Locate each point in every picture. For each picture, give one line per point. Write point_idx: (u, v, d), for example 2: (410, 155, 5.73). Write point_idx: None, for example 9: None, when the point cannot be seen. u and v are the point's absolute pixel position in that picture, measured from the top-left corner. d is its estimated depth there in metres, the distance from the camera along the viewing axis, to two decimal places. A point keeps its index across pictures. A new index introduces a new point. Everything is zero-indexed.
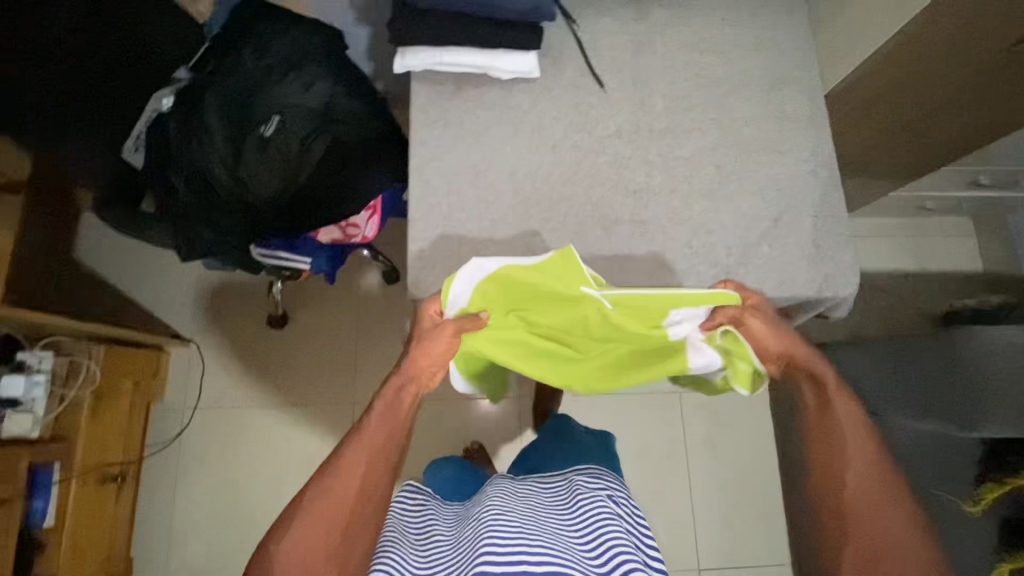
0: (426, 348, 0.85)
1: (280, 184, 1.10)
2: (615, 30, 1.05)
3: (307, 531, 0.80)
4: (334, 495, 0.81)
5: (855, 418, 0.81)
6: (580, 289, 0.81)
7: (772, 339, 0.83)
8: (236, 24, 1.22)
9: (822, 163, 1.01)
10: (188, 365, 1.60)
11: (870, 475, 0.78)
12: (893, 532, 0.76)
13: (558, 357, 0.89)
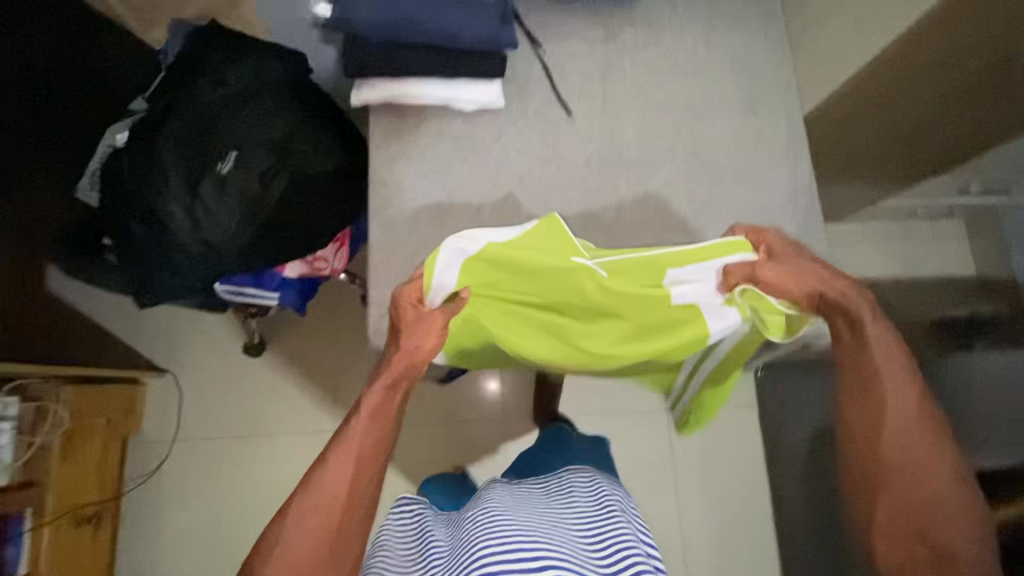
0: (413, 343, 0.83)
1: (241, 224, 1.07)
2: (584, 53, 1.00)
3: (297, 537, 0.76)
4: (324, 497, 0.78)
5: (894, 353, 0.77)
6: (570, 259, 0.82)
7: (792, 283, 0.78)
8: (190, 50, 1.16)
9: (800, 190, 0.97)
10: (165, 397, 1.56)
11: (904, 413, 0.76)
12: (935, 474, 0.74)
13: (557, 331, 0.86)
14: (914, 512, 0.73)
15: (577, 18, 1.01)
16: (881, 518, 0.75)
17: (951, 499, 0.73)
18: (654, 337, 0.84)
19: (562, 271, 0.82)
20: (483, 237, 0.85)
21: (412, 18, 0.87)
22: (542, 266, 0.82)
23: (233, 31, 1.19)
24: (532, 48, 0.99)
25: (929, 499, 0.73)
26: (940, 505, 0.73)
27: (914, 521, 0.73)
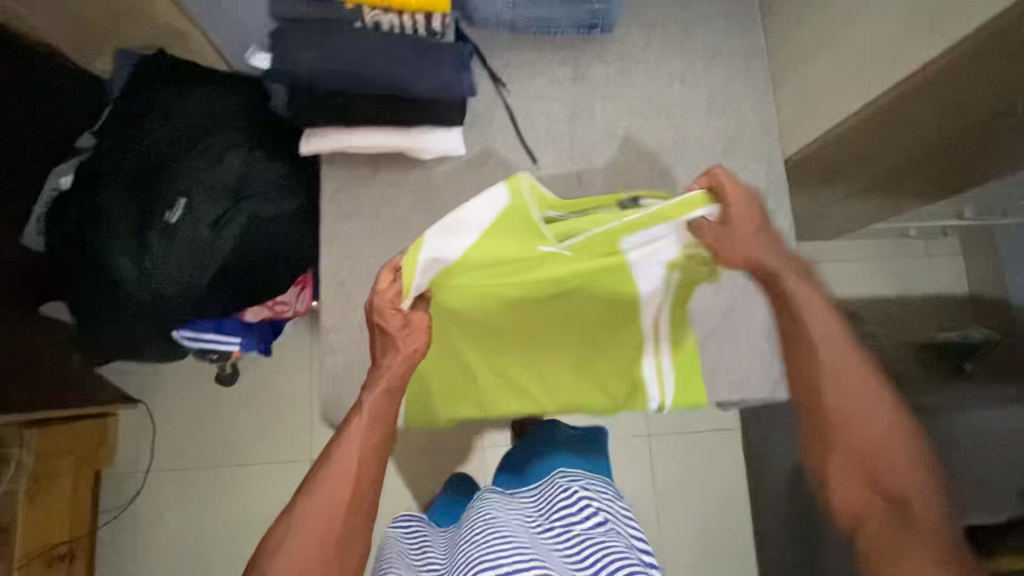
0: (405, 347, 0.71)
1: (189, 274, 1.00)
2: (550, 94, 0.94)
3: (300, 538, 0.64)
4: (331, 494, 0.66)
5: (821, 303, 0.66)
6: (538, 249, 0.71)
7: (743, 247, 0.65)
8: (136, 84, 1.09)
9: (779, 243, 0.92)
10: (138, 427, 1.53)
11: (842, 365, 0.64)
12: (884, 427, 0.62)
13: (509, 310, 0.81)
14: (870, 474, 0.61)
15: (543, 55, 0.94)
16: (836, 485, 0.63)
17: (908, 455, 0.61)
18: (600, 327, 0.84)
19: (518, 261, 0.73)
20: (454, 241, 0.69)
21: (358, 71, 0.81)
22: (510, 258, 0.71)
23: (182, 64, 1.12)
24: (495, 90, 0.93)
25: (881, 453, 0.61)
26: (895, 463, 0.61)
27: (870, 485, 0.61)
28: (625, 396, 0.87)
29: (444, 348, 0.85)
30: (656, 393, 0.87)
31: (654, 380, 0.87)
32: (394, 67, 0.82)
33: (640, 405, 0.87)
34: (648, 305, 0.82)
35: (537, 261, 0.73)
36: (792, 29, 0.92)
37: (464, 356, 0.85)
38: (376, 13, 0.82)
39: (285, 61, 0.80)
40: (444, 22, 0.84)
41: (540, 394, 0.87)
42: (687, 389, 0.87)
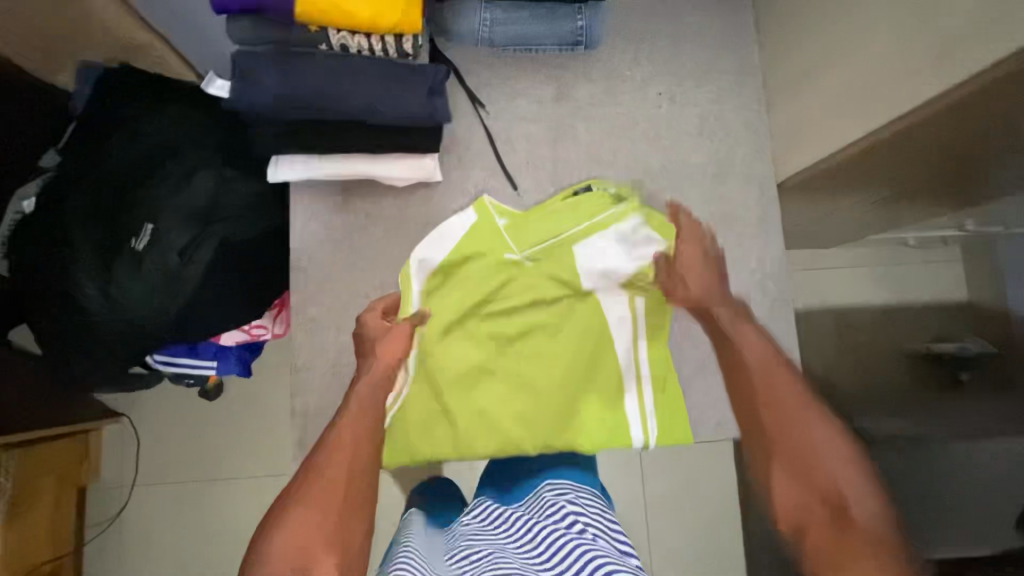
0: (386, 349, 0.79)
1: (158, 304, 0.97)
2: (532, 115, 0.90)
3: (302, 518, 0.65)
4: (330, 475, 0.69)
5: (752, 333, 0.79)
6: (504, 255, 0.84)
7: (692, 275, 0.82)
8: (102, 100, 1.04)
9: (770, 274, 0.89)
10: (123, 442, 1.51)
11: (775, 383, 0.75)
12: (820, 438, 0.70)
13: (486, 338, 0.84)
14: (814, 488, 0.67)
15: (526, 74, 0.90)
16: (780, 495, 0.70)
17: (847, 469, 0.68)
18: (574, 346, 0.84)
19: (493, 278, 0.84)
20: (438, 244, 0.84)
21: (322, 99, 0.76)
22: (488, 268, 0.84)
23: (145, 78, 1.06)
24: (473, 111, 0.89)
25: (819, 465, 0.68)
26: (833, 476, 0.67)
27: (814, 497, 0.67)
28: (610, 432, 0.84)
29: (429, 387, 0.83)
30: (639, 430, 0.84)
31: (637, 412, 0.84)
32: (362, 95, 0.77)
33: (622, 443, 0.84)
34: (618, 322, 0.85)
35: (510, 277, 0.84)
36: (786, 46, 0.88)
37: (444, 394, 0.83)
38: (342, 35, 0.76)
39: (244, 89, 0.75)
40: (415, 43, 0.79)
41: (518, 432, 0.82)
42: (671, 426, 0.84)
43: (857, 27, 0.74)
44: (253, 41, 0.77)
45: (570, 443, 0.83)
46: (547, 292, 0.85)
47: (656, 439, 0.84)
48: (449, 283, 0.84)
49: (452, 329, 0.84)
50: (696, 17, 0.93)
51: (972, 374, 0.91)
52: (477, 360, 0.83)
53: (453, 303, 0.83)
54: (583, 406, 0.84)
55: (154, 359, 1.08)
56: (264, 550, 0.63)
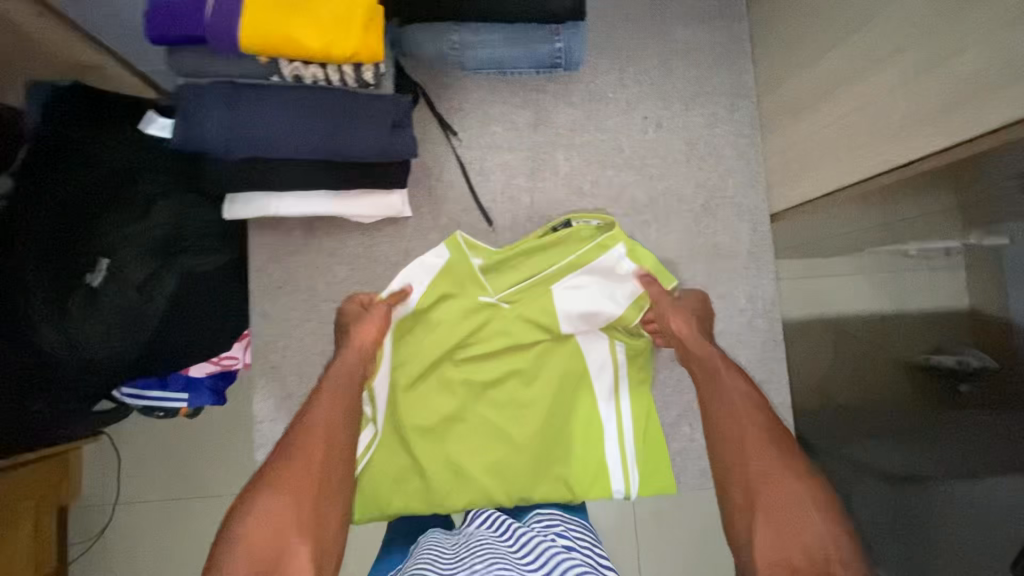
0: (361, 329, 0.76)
1: (119, 345, 0.92)
2: (507, 142, 0.85)
3: (274, 507, 0.59)
4: (305, 458, 0.64)
5: (733, 375, 0.72)
6: (478, 298, 0.80)
7: (693, 343, 0.76)
8: (45, 121, 0.95)
9: (760, 312, 0.94)
10: (103, 460, 1.48)
11: (758, 429, 0.67)
12: (794, 490, 0.61)
13: (455, 384, 0.79)
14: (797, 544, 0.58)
15: (504, 98, 0.85)
16: (760, 549, 0.59)
17: (821, 520, 0.59)
18: (551, 387, 0.80)
19: (466, 323, 0.80)
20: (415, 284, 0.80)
21: (277, 139, 0.71)
22: (462, 311, 0.80)
23: (90, 98, 0.98)
24: (444, 139, 0.84)
25: (800, 516, 0.60)
26: (815, 529, 0.58)
27: (798, 550, 0.57)
28: (591, 483, 0.79)
29: (397, 438, 0.78)
30: (620, 481, 0.80)
31: (618, 462, 0.80)
32: (319, 133, 0.72)
33: (602, 494, 0.80)
34: (595, 368, 0.82)
35: (483, 322, 0.80)
36: (784, 66, 0.84)
37: (411, 448, 0.77)
38: (295, 66, 0.69)
39: (190, 130, 0.70)
40: (377, 71, 0.72)
41: (490, 483, 0.77)
42: (652, 476, 0.81)
43: (857, 52, 0.70)
44: (200, 75, 0.71)
45: (548, 495, 0.78)
46: (523, 333, 0.80)
47: (638, 489, 0.81)
48: (424, 328, 0.80)
49: (424, 376, 0.79)
50: (688, 33, 0.88)
51: (971, 387, 0.61)
52: (448, 411, 0.78)
53: (427, 349, 0.79)
54: (561, 452, 0.79)
55: (121, 392, 1.05)
56: (232, 538, 0.58)
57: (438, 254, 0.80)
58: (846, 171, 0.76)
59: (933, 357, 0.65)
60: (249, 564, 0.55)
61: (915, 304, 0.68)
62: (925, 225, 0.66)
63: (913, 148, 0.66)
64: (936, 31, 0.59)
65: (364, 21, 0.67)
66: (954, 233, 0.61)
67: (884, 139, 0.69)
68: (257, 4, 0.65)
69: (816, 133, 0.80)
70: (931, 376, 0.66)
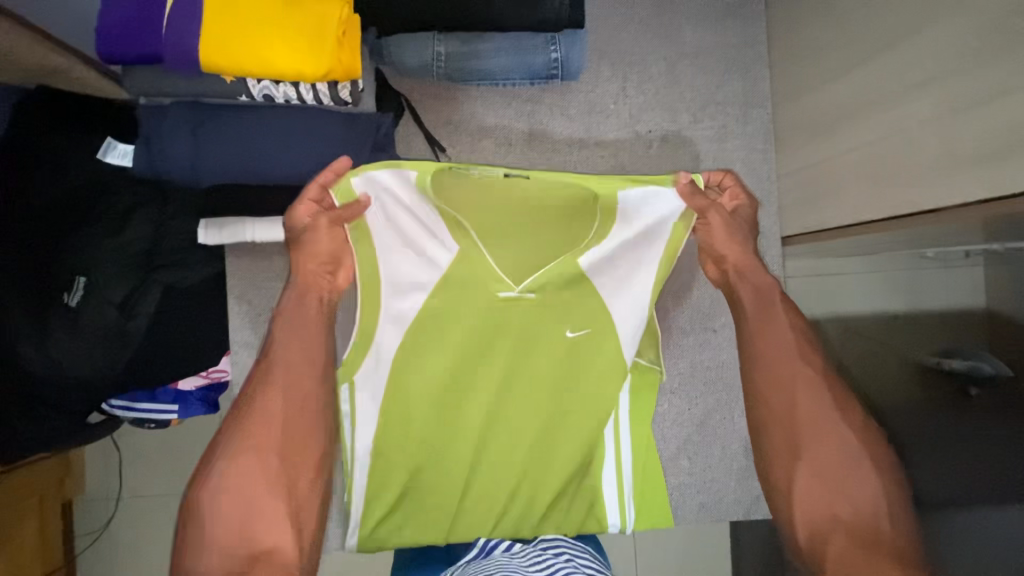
0: (310, 249, 0.68)
1: (100, 363, 0.88)
2: (500, 159, 0.81)
3: (241, 466, 0.62)
4: (271, 410, 0.65)
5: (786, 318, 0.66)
6: (498, 294, 0.71)
7: (724, 243, 0.69)
8: (15, 128, 0.90)
9: None
10: (105, 457, 1.49)
11: (787, 378, 0.62)
12: (841, 441, 0.58)
13: (479, 382, 0.73)
14: (830, 497, 0.56)
15: (498, 111, 0.80)
16: (802, 496, 0.57)
17: (876, 482, 0.57)
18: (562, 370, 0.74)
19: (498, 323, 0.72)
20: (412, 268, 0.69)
21: (242, 165, 0.67)
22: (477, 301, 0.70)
23: (53, 104, 0.91)
24: (432, 154, 0.79)
25: (849, 468, 0.57)
26: (862, 489, 0.56)
27: (844, 503, 0.56)
28: (579, 517, 0.79)
29: (391, 470, 0.74)
30: (616, 514, 0.79)
31: (615, 496, 0.78)
32: (289, 155, 0.67)
33: (597, 525, 0.79)
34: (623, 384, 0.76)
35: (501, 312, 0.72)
36: (803, 76, 0.79)
37: (405, 475, 0.74)
38: (264, 84, 0.64)
39: (153, 155, 0.66)
40: (355, 89, 0.66)
41: (484, 510, 0.76)
42: (649, 507, 0.80)
43: (879, 71, 0.66)
44: (159, 94, 0.66)
45: (560, 510, 0.78)
46: (542, 324, 0.72)
47: (634, 521, 0.79)
48: (438, 342, 0.71)
49: (429, 394, 0.72)
50: (699, 38, 0.84)
51: (981, 391, 0.67)
52: (447, 436, 0.73)
53: (433, 367, 0.72)
54: (572, 473, 0.76)
55: (110, 405, 1.02)
56: (210, 491, 0.60)
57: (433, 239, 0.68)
58: (864, 197, 0.71)
59: (943, 359, 0.72)
60: (227, 527, 0.59)
61: None
62: None
63: (936, 189, 0.61)
64: (971, 56, 0.55)
65: (338, 37, 0.61)
66: None
67: (908, 169, 0.64)
68: (219, 17, 0.59)
69: (831, 151, 0.76)
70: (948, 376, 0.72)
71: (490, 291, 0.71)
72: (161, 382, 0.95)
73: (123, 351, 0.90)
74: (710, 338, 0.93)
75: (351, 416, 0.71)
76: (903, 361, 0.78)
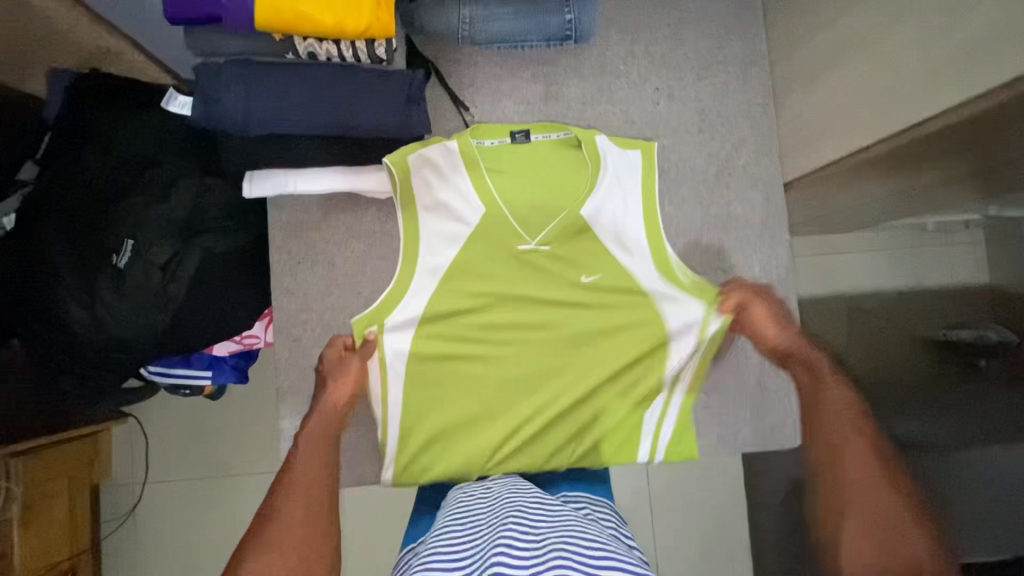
0: (335, 387, 0.80)
1: (144, 323, 0.94)
2: (519, 116, 0.87)
3: (261, 566, 0.62)
4: (290, 516, 0.67)
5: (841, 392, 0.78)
6: (517, 249, 0.82)
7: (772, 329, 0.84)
8: (74, 109, 0.99)
9: (773, 282, 0.92)
10: (132, 442, 1.52)
11: (842, 433, 0.73)
12: (892, 502, 0.66)
13: (509, 325, 0.81)
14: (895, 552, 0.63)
15: (516, 72, 0.87)
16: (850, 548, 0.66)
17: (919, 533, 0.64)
18: (590, 312, 0.83)
19: (520, 269, 0.82)
20: (436, 225, 0.82)
21: (287, 117, 0.73)
22: (505, 249, 0.82)
23: (108, 85, 1.01)
24: (456, 114, 0.86)
25: (900, 526, 0.65)
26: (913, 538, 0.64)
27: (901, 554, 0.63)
28: (618, 449, 0.84)
29: (423, 409, 0.80)
30: (645, 448, 0.85)
31: (654, 429, 0.85)
32: (334, 109, 0.74)
33: (627, 458, 0.84)
34: (683, 330, 0.83)
35: (523, 266, 0.82)
36: (798, 33, 0.86)
37: (435, 418, 0.80)
38: (309, 43, 0.71)
39: (210, 107, 0.73)
40: (389, 47, 0.73)
41: (512, 448, 0.80)
42: (678, 438, 0.86)
43: (868, 15, 0.72)
44: (216, 54, 0.74)
45: (586, 453, 0.82)
46: (566, 275, 0.83)
47: (662, 454, 0.86)
48: (461, 293, 0.81)
49: (463, 341, 0.81)
50: (701, 5, 0.91)
51: (990, 361, 0.66)
52: (481, 376, 0.81)
53: (466, 312, 0.81)
54: (585, 425, 0.82)
55: (148, 372, 1.07)
56: None
57: (456, 201, 0.81)
58: (862, 134, 0.77)
59: (952, 330, 0.69)
60: None
61: (927, 228, 0.69)
62: (942, 164, 0.66)
63: (926, 105, 0.67)
64: None
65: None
66: (972, 204, 0.64)
67: (904, 95, 0.70)
68: None
69: (828, 100, 0.82)
70: (947, 350, 0.71)
71: (510, 245, 0.82)
72: (199, 345, 0.99)
73: (165, 312, 0.95)
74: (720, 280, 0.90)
75: (386, 360, 0.80)
76: (911, 337, 0.75)
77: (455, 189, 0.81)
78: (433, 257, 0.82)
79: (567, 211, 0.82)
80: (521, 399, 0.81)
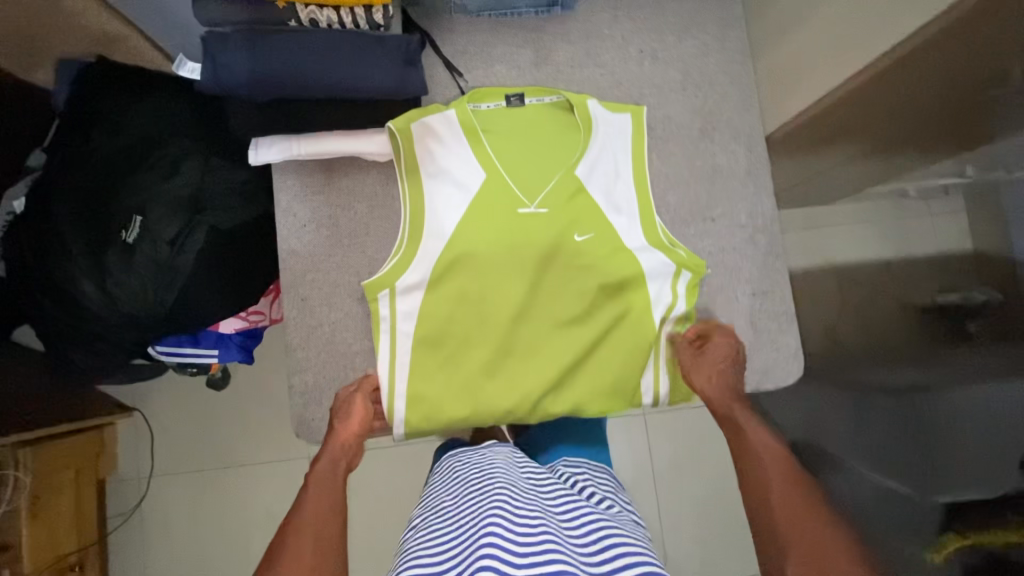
0: (344, 424, 0.82)
1: (153, 297, 0.96)
2: (511, 79, 0.91)
3: None
4: (297, 550, 0.70)
5: (766, 438, 0.81)
6: (517, 211, 0.85)
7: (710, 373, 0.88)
8: (82, 96, 1.03)
9: (760, 229, 0.94)
10: (136, 436, 1.53)
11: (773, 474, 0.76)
12: (819, 534, 0.68)
13: (503, 281, 0.84)
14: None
15: (506, 38, 0.92)
16: None
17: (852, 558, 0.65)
18: (580, 270, 0.86)
19: (520, 231, 0.85)
20: (446, 180, 0.85)
21: (293, 80, 0.77)
22: (505, 209, 0.85)
23: (116, 70, 1.06)
24: (451, 80, 0.90)
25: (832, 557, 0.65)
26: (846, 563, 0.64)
27: None
28: (621, 395, 0.88)
29: (432, 364, 0.85)
30: (649, 392, 0.90)
31: (653, 371, 0.89)
32: (338, 74, 0.78)
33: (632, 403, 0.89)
34: (655, 273, 0.87)
35: (522, 226, 0.85)
36: None
37: (445, 375, 0.84)
38: (311, 10, 0.77)
39: (219, 71, 0.77)
40: (386, 13, 0.79)
41: (518, 399, 0.84)
42: (679, 383, 0.90)
43: None
44: (222, 22, 0.78)
45: (588, 401, 0.86)
46: (563, 233, 0.86)
47: (664, 396, 0.90)
48: (462, 252, 0.84)
49: (466, 298, 0.84)
50: None
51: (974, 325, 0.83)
52: (485, 334, 0.84)
53: (470, 271, 0.84)
54: (584, 374, 0.87)
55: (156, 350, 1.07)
56: None
57: (456, 164, 0.86)
58: None
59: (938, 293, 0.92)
60: None
61: None
62: None
63: None
64: None
65: None
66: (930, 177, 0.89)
67: None
68: None
69: None
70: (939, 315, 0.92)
71: (511, 209, 0.85)
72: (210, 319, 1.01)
73: (174, 286, 0.97)
74: (709, 229, 0.93)
75: (392, 315, 0.84)
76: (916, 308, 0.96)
77: (455, 153, 0.85)
78: (435, 216, 0.85)
79: (562, 171, 0.86)
80: (521, 346, 0.85)
